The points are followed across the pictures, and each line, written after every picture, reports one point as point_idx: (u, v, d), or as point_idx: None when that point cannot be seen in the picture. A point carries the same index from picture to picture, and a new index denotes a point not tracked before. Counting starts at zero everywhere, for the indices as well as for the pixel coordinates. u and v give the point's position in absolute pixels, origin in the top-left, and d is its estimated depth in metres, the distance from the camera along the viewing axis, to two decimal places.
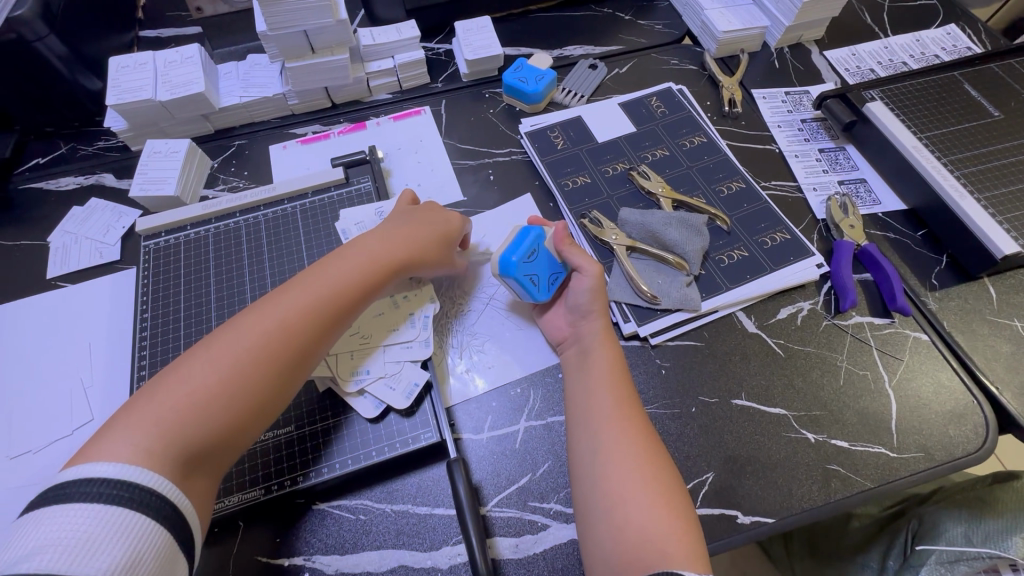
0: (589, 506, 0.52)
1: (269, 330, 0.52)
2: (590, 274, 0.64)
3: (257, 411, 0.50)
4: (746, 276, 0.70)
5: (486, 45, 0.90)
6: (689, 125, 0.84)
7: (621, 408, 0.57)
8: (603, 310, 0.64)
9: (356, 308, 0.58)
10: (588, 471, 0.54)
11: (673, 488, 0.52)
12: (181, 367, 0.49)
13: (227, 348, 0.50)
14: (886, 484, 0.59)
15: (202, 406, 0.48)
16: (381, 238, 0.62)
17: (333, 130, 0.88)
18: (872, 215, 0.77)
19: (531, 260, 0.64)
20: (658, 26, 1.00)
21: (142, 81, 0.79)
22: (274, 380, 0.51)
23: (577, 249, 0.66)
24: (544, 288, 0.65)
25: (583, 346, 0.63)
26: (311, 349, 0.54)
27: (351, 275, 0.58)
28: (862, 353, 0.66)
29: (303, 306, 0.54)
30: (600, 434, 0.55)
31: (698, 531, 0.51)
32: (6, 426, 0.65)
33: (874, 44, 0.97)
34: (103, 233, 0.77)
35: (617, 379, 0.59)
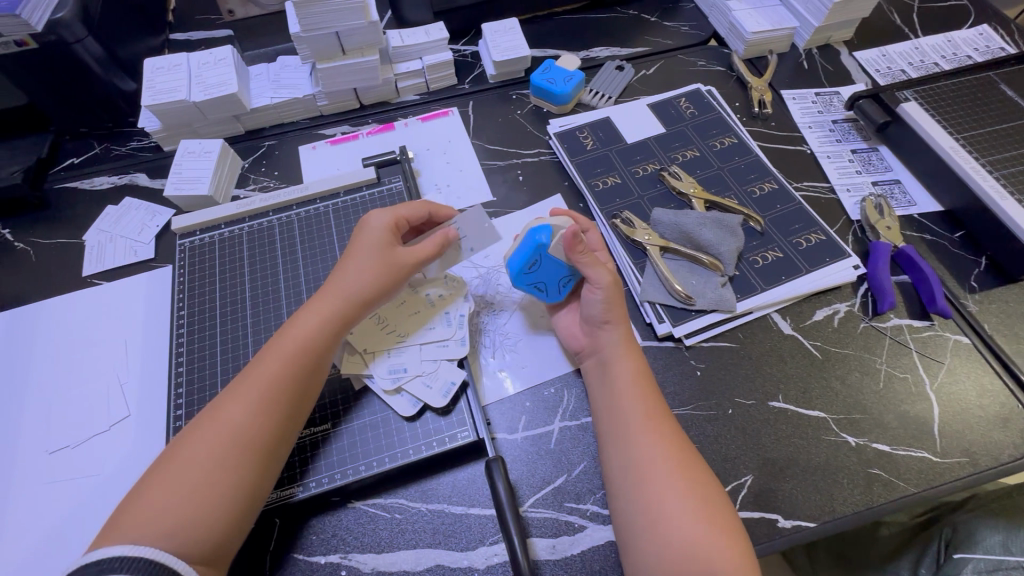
0: (629, 521, 0.52)
1: (227, 423, 0.51)
2: (602, 287, 0.60)
3: (244, 499, 0.50)
4: (781, 277, 0.69)
5: (514, 47, 0.90)
6: (719, 126, 0.84)
7: (651, 421, 0.55)
8: (621, 319, 0.62)
9: (317, 374, 0.57)
10: (624, 487, 0.53)
11: (714, 499, 0.51)
12: (145, 485, 0.48)
13: (188, 455, 0.49)
14: (929, 489, 0.58)
15: (195, 481, 0.48)
16: (326, 297, 0.58)
17: (362, 130, 0.89)
18: (908, 216, 0.76)
19: (536, 269, 0.62)
20: (684, 28, 1.00)
21: (177, 82, 0.80)
22: (250, 467, 0.50)
23: (588, 255, 0.60)
24: (553, 293, 0.65)
25: (601, 356, 0.61)
26: (280, 426, 0.53)
27: (304, 345, 0.56)
28: (902, 355, 0.65)
29: (257, 390, 0.53)
30: (632, 450, 0.54)
31: (745, 542, 0.50)
32: (45, 421, 0.66)
33: (904, 45, 0.96)
34: (138, 232, 0.78)
35: (645, 390, 0.58)
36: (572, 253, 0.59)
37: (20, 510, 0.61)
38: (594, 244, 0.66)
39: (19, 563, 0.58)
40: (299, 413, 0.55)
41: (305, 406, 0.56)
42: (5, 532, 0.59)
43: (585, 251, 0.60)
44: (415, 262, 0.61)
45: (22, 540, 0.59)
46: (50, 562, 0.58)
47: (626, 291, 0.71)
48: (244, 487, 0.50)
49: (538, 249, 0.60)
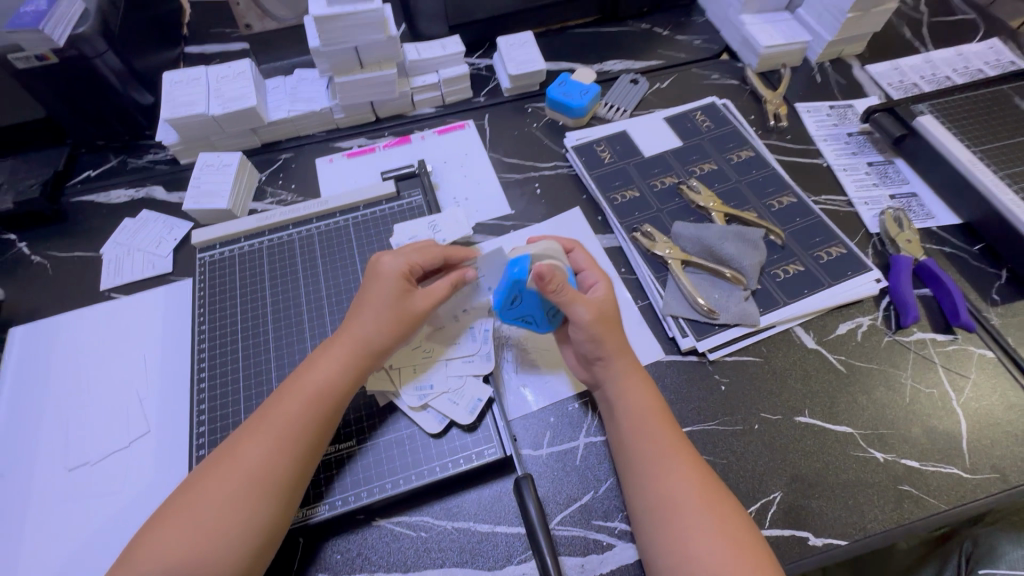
0: (653, 557, 0.50)
1: (241, 467, 0.51)
2: (583, 325, 0.57)
3: (252, 546, 0.48)
4: (804, 291, 0.69)
5: (529, 61, 0.91)
6: (735, 140, 0.84)
7: (667, 458, 0.53)
8: (618, 352, 0.58)
9: (332, 420, 0.56)
10: (646, 527, 0.51)
11: (741, 535, 0.49)
12: (160, 523, 0.49)
13: (201, 497, 0.49)
14: (960, 506, 0.57)
15: (213, 518, 0.48)
16: (344, 339, 0.58)
17: (378, 143, 0.89)
18: (927, 229, 0.76)
19: (517, 305, 0.60)
20: (697, 42, 1.01)
21: (195, 96, 0.80)
22: (260, 513, 0.49)
23: (563, 293, 0.56)
24: (542, 323, 0.62)
25: (605, 390, 0.59)
26: (293, 473, 0.52)
27: (320, 391, 0.55)
28: (927, 369, 0.65)
29: (271, 434, 0.52)
30: (649, 490, 0.52)
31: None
32: (63, 438, 0.65)
33: (915, 59, 0.97)
34: (155, 246, 0.78)
35: (658, 423, 0.56)
36: (546, 292, 0.56)
37: (40, 529, 0.60)
38: (580, 264, 0.65)
39: None
40: (313, 459, 0.54)
41: (319, 452, 0.55)
42: (25, 551, 0.59)
43: (563, 286, 0.56)
44: (429, 308, 0.60)
45: (43, 559, 0.58)
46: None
47: (647, 305, 0.71)
48: (253, 534, 0.49)
49: (515, 285, 0.57)
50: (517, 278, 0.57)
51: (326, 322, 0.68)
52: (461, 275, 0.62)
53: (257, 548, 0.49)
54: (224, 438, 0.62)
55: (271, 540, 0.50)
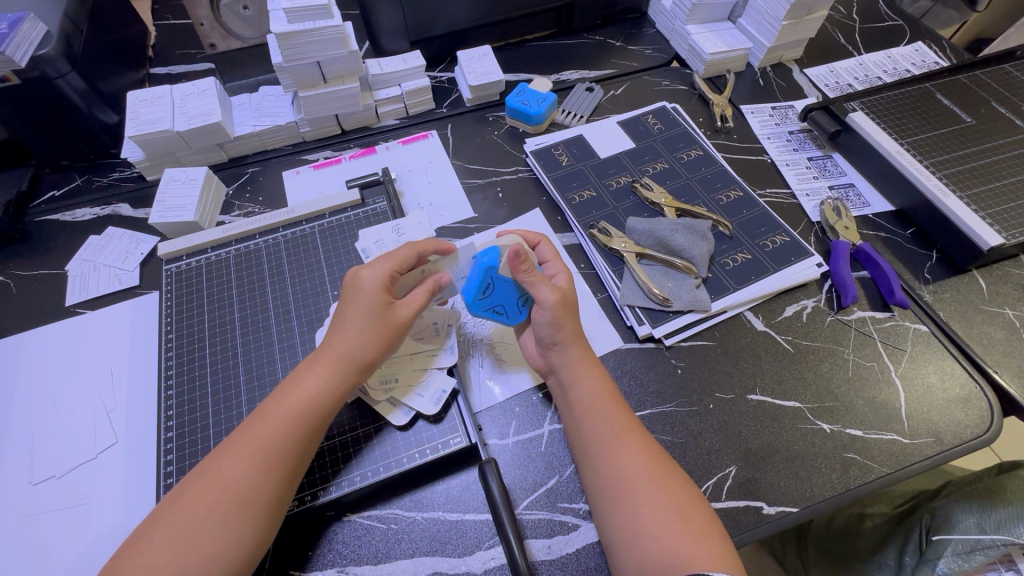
0: (609, 534, 0.52)
1: (223, 487, 0.50)
2: (548, 307, 0.60)
3: (235, 566, 0.48)
4: (751, 277, 0.73)
5: (489, 72, 0.95)
6: (685, 140, 0.89)
7: (617, 438, 0.56)
8: (573, 336, 0.61)
9: (315, 438, 0.55)
10: (601, 506, 0.54)
11: (689, 505, 0.52)
12: (137, 546, 0.48)
13: (179, 516, 0.49)
14: (901, 469, 0.61)
15: (191, 538, 0.48)
16: (328, 356, 0.57)
17: (344, 155, 0.91)
18: (863, 216, 0.81)
19: (488, 296, 0.62)
20: (648, 51, 1.06)
21: (160, 113, 0.82)
22: (244, 533, 0.49)
23: (533, 273, 0.60)
24: (513, 315, 0.64)
25: (561, 376, 0.61)
26: (278, 493, 0.52)
27: (305, 408, 0.55)
28: (867, 344, 0.69)
29: (255, 455, 0.52)
30: (602, 470, 0.54)
31: (726, 542, 0.51)
32: (29, 453, 0.65)
33: (849, 62, 1.04)
34: (122, 260, 0.79)
35: (609, 406, 0.58)
36: (518, 272, 0.59)
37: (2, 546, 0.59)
38: (544, 256, 0.67)
39: None
40: (297, 478, 0.54)
41: (302, 470, 0.54)
42: None
43: (531, 268, 0.60)
44: (412, 316, 0.59)
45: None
46: None
47: (606, 297, 0.74)
48: (237, 552, 0.49)
49: (488, 271, 0.60)
50: (489, 264, 0.60)
51: (294, 327, 0.70)
52: (437, 281, 0.63)
53: (240, 566, 0.49)
54: (192, 444, 0.62)
55: (255, 558, 0.50)
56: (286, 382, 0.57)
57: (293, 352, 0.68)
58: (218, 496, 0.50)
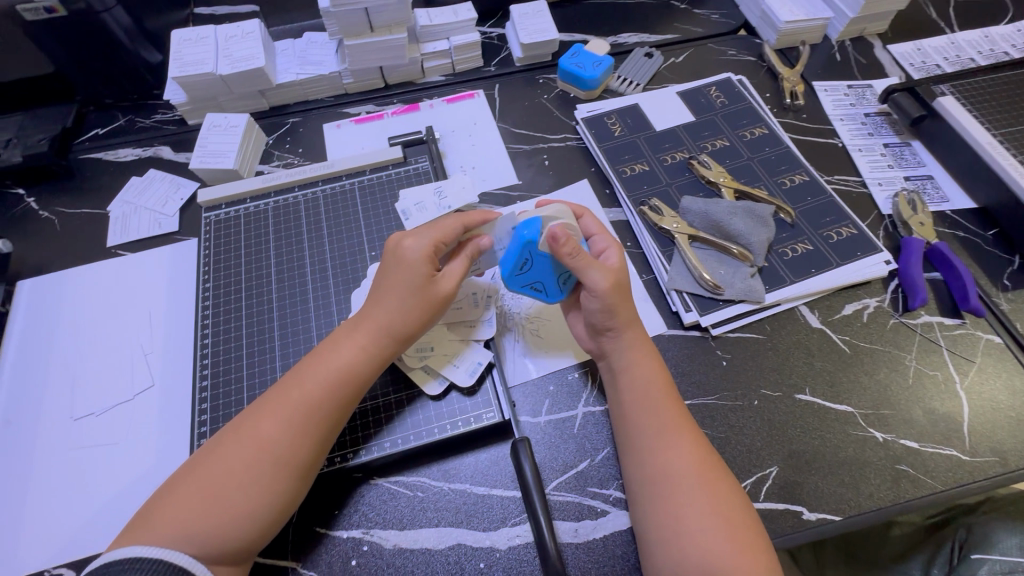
0: (645, 531, 0.51)
1: (259, 446, 0.50)
2: (598, 295, 0.56)
3: (265, 524, 0.49)
4: (811, 270, 0.68)
5: (543, 30, 0.89)
6: (749, 116, 0.83)
7: (667, 433, 0.53)
8: (629, 322, 0.58)
9: (351, 405, 0.55)
10: (641, 502, 0.52)
11: (734, 512, 0.49)
12: (172, 493, 0.48)
13: (213, 471, 0.49)
14: (957, 487, 0.57)
15: (225, 492, 0.48)
16: (368, 323, 0.56)
17: (386, 110, 0.88)
18: (940, 213, 0.75)
19: (526, 272, 0.59)
20: (714, 16, 0.98)
21: (204, 54, 0.79)
22: (275, 494, 0.49)
23: (582, 256, 0.56)
24: (552, 291, 0.61)
25: (612, 363, 0.59)
26: (311, 457, 0.51)
27: (342, 374, 0.54)
28: (932, 352, 0.65)
29: (290, 417, 0.51)
30: (647, 467, 0.52)
31: (770, 555, 0.48)
32: (70, 388, 0.66)
33: (939, 39, 0.94)
34: (162, 205, 0.78)
35: (661, 400, 0.55)
36: (561, 254, 0.55)
37: (45, 477, 0.61)
38: (590, 229, 0.63)
39: (42, 525, 0.58)
40: (330, 443, 0.53)
41: (335, 435, 0.54)
42: (30, 497, 0.60)
43: (579, 249, 0.56)
44: (454, 289, 0.57)
45: (49, 504, 0.59)
46: (75, 526, 0.58)
47: (652, 279, 0.71)
48: (269, 510, 0.49)
49: (528, 247, 0.57)
50: (528, 240, 0.56)
51: (330, 285, 0.69)
52: (476, 246, 0.60)
53: (269, 524, 0.49)
54: (225, 394, 0.62)
55: (286, 516, 0.51)
56: (324, 346, 0.56)
57: (327, 311, 0.67)
58: (254, 454, 0.49)
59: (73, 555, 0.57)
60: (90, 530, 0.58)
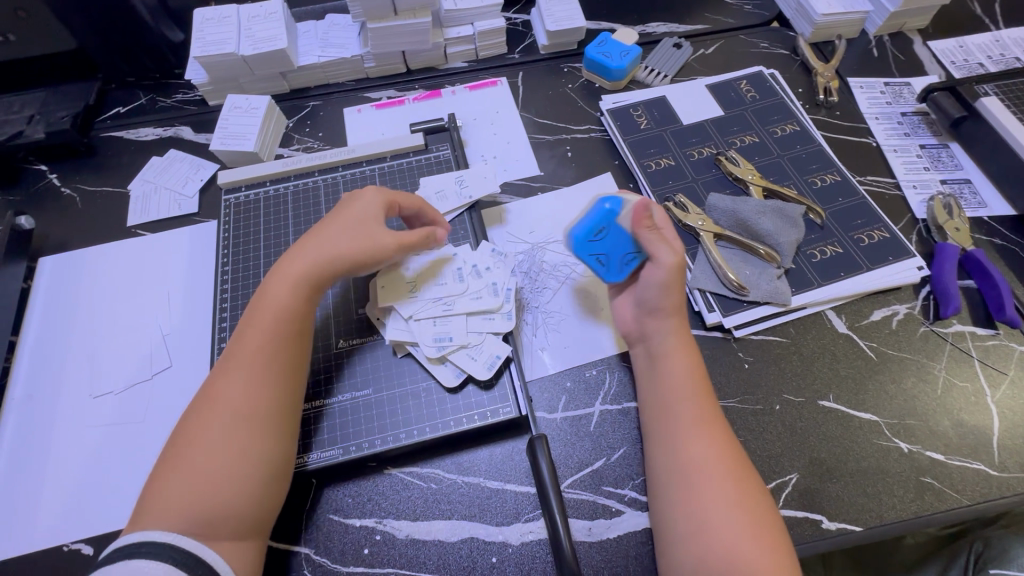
0: (668, 522, 0.50)
1: (221, 406, 0.50)
2: (664, 266, 0.56)
3: (257, 478, 0.49)
4: (840, 273, 0.66)
5: (570, 17, 0.87)
6: (781, 112, 0.80)
7: (696, 427, 0.52)
8: (676, 308, 0.57)
9: (301, 345, 0.55)
10: (666, 492, 0.51)
11: (762, 509, 0.49)
12: (159, 481, 0.47)
13: (189, 444, 0.49)
14: (983, 503, 0.55)
15: (206, 459, 0.48)
16: (298, 270, 0.57)
17: (408, 96, 0.87)
18: (977, 218, 0.72)
19: (599, 241, 0.59)
20: (747, 7, 0.95)
21: (226, 34, 0.78)
22: (259, 440, 0.50)
23: (657, 232, 0.57)
24: (614, 270, 0.60)
25: (652, 348, 0.58)
26: (276, 401, 0.52)
27: (282, 317, 0.55)
28: (963, 363, 0.63)
29: (241, 369, 0.52)
30: (678, 456, 0.51)
31: (792, 556, 0.47)
32: (89, 366, 0.66)
33: (983, 37, 0.90)
34: (182, 185, 0.78)
35: (694, 393, 0.54)
36: (642, 224, 0.56)
37: (66, 453, 0.62)
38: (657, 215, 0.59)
39: (61, 501, 0.59)
40: (292, 386, 0.53)
41: (297, 377, 0.54)
42: (49, 473, 0.61)
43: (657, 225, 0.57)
44: (400, 236, 0.59)
45: (68, 480, 0.60)
46: (92, 502, 0.59)
47: None
48: (264, 457, 0.49)
49: (607, 217, 0.58)
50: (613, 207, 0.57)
51: None
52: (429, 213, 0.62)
53: (271, 472, 0.50)
54: None
55: (278, 468, 0.51)
56: (253, 300, 0.57)
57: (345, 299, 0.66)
58: (218, 415, 0.50)
59: (91, 531, 0.57)
60: (108, 507, 0.59)
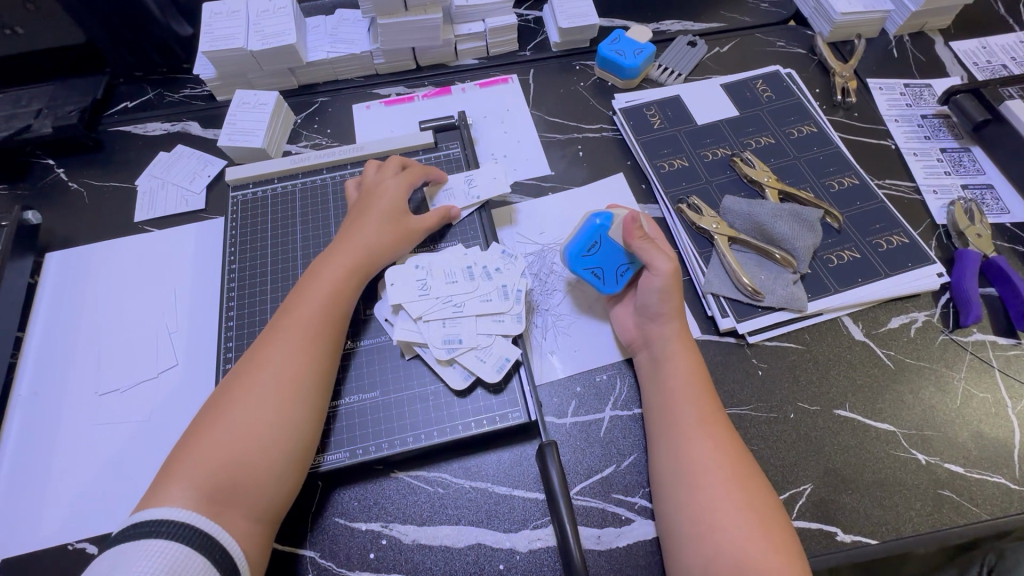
0: (673, 527, 0.49)
1: (261, 372, 0.52)
2: (661, 274, 0.57)
3: (285, 449, 0.49)
4: (858, 279, 0.65)
5: (582, 14, 0.85)
6: (798, 113, 0.79)
7: (700, 426, 0.52)
8: (676, 312, 0.58)
9: (342, 327, 0.57)
10: (670, 495, 0.50)
11: (769, 511, 0.48)
12: (193, 440, 0.48)
13: (226, 407, 0.50)
14: (1004, 517, 0.54)
15: (242, 423, 0.49)
16: (342, 253, 0.60)
17: (418, 93, 0.85)
18: (999, 225, 0.70)
19: (594, 254, 0.60)
20: (764, 5, 0.93)
21: (235, 28, 0.77)
22: (295, 413, 0.51)
23: (650, 243, 0.59)
24: (611, 282, 0.61)
25: (654, 352, 0.58)
26: (313, 375, 0.53)
27: (327, 296, 0.57)
28: (984, 374, 0.61)
29: (285, 340, 0.54)
30: (681, 457, 0.51)
31: (802, 559, 0.46)
32: (96, 363, 0.66)
33: (1007, 38, 0.88)
34: (189, 181, 0.77)
35: (699, 392, 0.54)
36: (634, 236, 0.58)
37: (71, 451, 0.61)
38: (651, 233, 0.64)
39: (66, 499, 0.59)
40: (329, 364, 0.55)
41: (334, 357, 0.56)
42: (54, 470, 0.60)
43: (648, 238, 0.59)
44: (423, 228, 0.65)
45: (73, 479, 0.60)
46: (97, 500, 0.59)
47: (687, 281, 0.68)
48: (298, 433, 0.50)
49: (598, 231, 0.60)
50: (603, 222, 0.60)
51: None
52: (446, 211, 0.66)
53: (301, 451, 0.50)
54: None
55: (305, 444, 0.51)
56: (303, 280, 0.59)
57: None
58: (259, 380, 0.51)
59: (96, 531, 0.57)
60: (113, 508, 0.58)
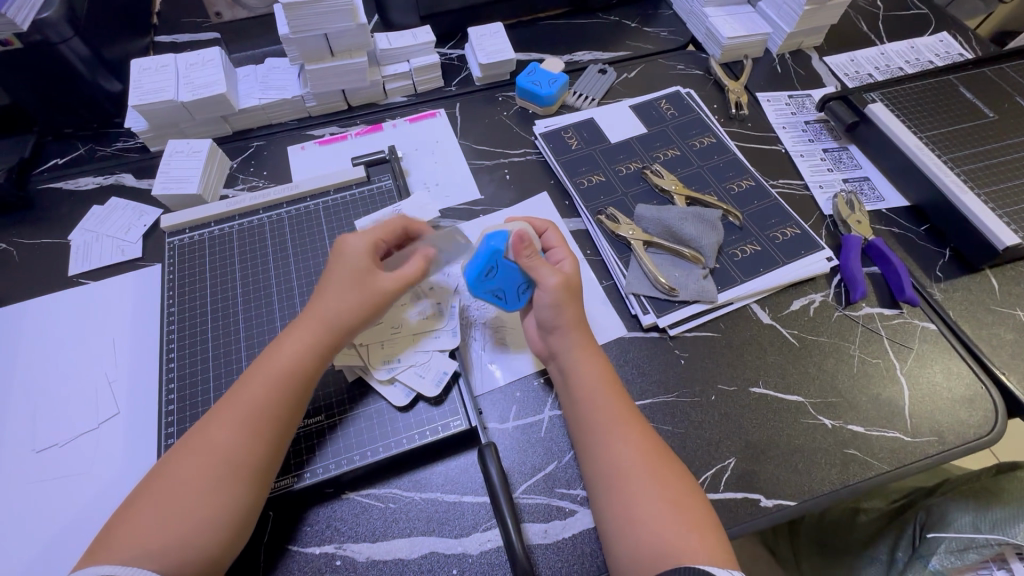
0: (603, 523, 0.53)
1: (210, 451, 0.51)
2: (548, 289, 0.60)
3: (227, 531, 0.49)
4: (759, 269, 0.72)
5: (499, 50, 0.92)
6: (698, 126, 0.87)
7: (615, 427, 0.55)
8: (574, 323, 0.61)
9: (299, 405, 0.56)
10: (597, 494, 0.54)
11: (684, 496, 0.52)
12: (135, 511, 0.48)
13: (170, 484, 0.50)
14: (901, 467, 0.61)
15: (183, 504, 0.49)
16: (306, 323, 0.58)
17: (350, 131, 0.90)
18: (876, 211, 0.80)
19: (491, 278, 0.63)
20: (663, 33, 1.03)
21: (163, 82, 0.80)
22: (237, 496, 0.51)
23: (538, 260, 0.61)
24: (512, 299, 0.64)
25: (560, 363, 0.61)
26: (265, 459, 0.53)
27: (287, 373, 0.56)
28: (874, 342, 0.69)
29: (239, 421, 0.53)
30: (600, 459, 0.55)
31: (719, 535, 0.50)
32: (31, 420, 0.65)
33: (870, 51, 1.01)
34: (125, 232, 0.78)
35: (608, 395, 0.58)
36: (522, 256, 0.61)
37: (8, 513, 0.60)
38: (550, 242, 0.67)
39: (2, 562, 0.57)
40: (283, 444, 0.55)
41: (288, 435, 0.55)
42: None
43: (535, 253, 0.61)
44: (396, 289, 0.61)
45: (10, 541, 0.58)
46: (34, 557, 0.57)
47: (611, 284, 0.74)
48: (239, 518, 0.50)
49: (492, 255, 0.62)
50: (494, 248, 0.61)
51: (296, 302, 0.70)
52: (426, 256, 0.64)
53: (241, 533, 0.51)
54: (193, 417, 0.62)
55: (248, 523, 0.51)
56: (268, 349, 0.58)
57: None
58: (208, 461, 0.51)
59: None
60: (56, 565, 0.57)
